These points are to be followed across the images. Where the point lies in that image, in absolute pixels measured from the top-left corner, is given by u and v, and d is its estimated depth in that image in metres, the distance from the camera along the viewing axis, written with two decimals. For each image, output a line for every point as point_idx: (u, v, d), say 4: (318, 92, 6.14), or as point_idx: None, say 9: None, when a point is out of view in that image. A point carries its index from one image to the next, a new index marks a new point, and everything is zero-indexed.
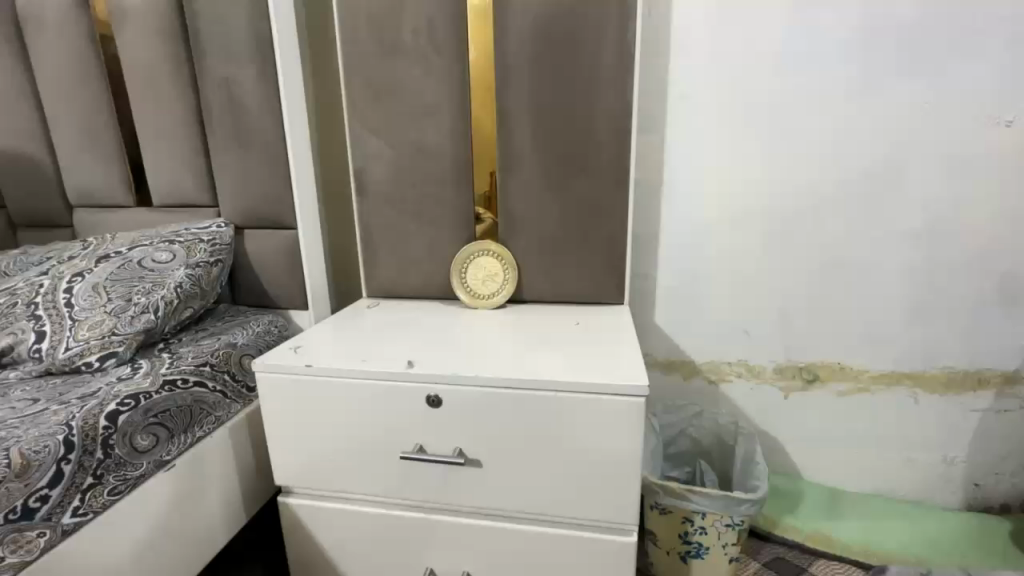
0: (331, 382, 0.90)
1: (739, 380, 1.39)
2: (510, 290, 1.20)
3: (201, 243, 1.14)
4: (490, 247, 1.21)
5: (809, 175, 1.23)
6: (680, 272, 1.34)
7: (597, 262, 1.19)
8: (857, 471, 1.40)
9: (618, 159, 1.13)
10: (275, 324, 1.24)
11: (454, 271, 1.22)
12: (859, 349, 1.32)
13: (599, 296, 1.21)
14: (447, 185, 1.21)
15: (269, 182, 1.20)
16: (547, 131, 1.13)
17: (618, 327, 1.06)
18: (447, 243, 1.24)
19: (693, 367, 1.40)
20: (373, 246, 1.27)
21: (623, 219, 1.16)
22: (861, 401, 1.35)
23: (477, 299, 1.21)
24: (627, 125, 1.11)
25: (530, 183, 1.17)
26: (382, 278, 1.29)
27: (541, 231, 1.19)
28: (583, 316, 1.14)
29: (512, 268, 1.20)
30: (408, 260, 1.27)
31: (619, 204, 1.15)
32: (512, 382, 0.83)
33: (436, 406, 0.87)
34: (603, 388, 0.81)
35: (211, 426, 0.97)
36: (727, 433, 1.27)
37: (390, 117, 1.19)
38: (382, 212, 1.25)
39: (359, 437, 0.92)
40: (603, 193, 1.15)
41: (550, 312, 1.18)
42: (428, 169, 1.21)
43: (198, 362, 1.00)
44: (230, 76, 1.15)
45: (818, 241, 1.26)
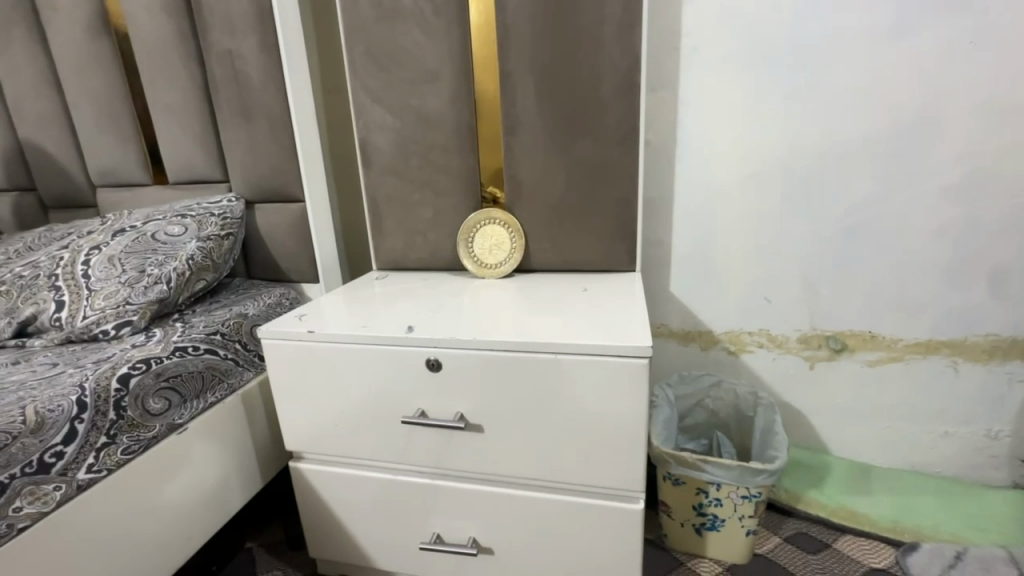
0: (333, 348, 0.90)
1: (760, 350, 1.33)
2: (517, 258, 1.18)
3: (212, 217, 1.16)
4: (497, 216, 1.18)
5: (836, 129, 1.14)
6: (695, 238, 1.28)
7: (607, 227, 1.15)
8: (888, 445, 1.32)
9: (627, 117, 1.07)
10: (287, 297, 1.26)
11: (460, 240, 1.20)
12: (891, 316, 1.23)
13: (608, 263, 1.17)
14: (451, 152, 1.19)
15: (275, 156, 1.21)
16: (551, 90, 1.08)
17: (626, 292, 1.03)
18: (453, 212, 1.23)
19: (711, 337, 1.34)
20: (380, 218, 1.27)
21: (633, 182, 1.11)
22: (893, 372, 1.27)
23: (484, 269, 1.20)
24: (635, 80, 1.05)
25: (535, 146, 1.13)
26: (390, 250, 1.29)
27: (547, 196, 1.15)
28: (591, 283, 1.10)
29: (518, 235, 1.18)
30: (415, 231, 1.26)
31: (628, 165, 1.10)
32: (510, 345, 0.81)
33: (436, 370, 0.86)
34: (605, 349, 0.78)
35: (223, 392, 0.99)
36: (745, 404, 1.21)
37: (392, 84, 1.16)
38: (388, 182, 1.24)
39: (363, 403, 0.92)
40: (612, 154, 1.10)
41: (558, 279, 1.15)
42: (432, 137, 1.18)
43: (210, 331, 1.02)
44: (233, 49, 1.15)
45: (846, 201, 1.18)
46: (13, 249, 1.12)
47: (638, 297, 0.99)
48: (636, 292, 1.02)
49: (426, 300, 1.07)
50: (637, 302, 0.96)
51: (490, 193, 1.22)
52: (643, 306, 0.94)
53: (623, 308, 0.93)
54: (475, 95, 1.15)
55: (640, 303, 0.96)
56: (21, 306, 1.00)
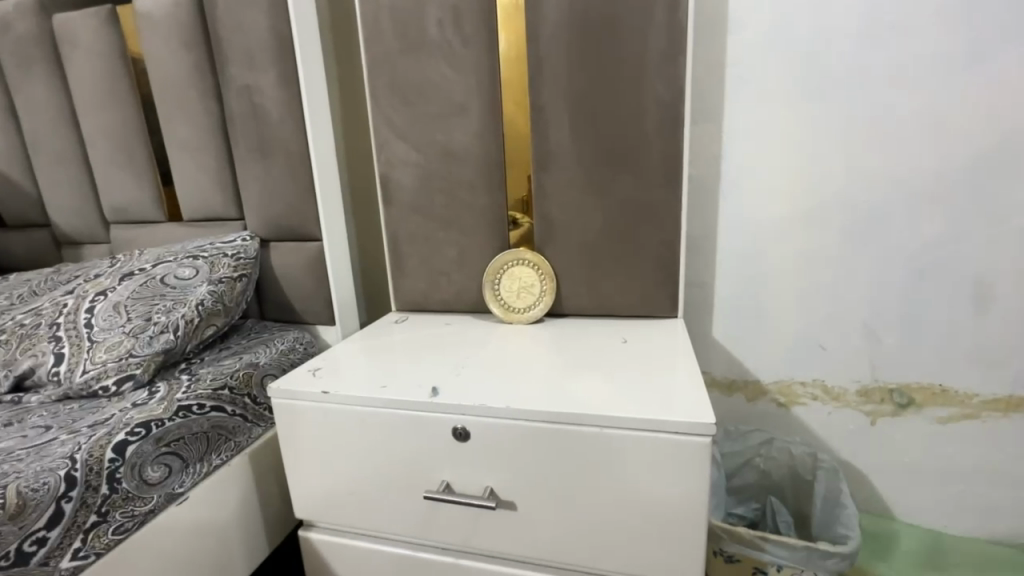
0: (349, 411, 0.82)
1: (814, 403, 1.20)
2: (547, 304, 1.10)
3: (225, 258, 1.11)
4: (526, 258, 1.10)
5: (900, 163, 1.04)
6: (741, 280, 1.18)
7: (646, 270, 1.06)
8: (964, 511, 1.17)
9: (669, 153, 0.99)
10: (301, 341, 1.18)
11: (486, 282, 1.13)
12: (965, 369, 1.10)
13: (647, 309, 1.08)
14: (477, 190, 1.11)
15: (293, 194, 1.15)
16: (587, 123, 1.01)
17: (672, 346, 0.93)
18: (478, 252, 1.15)
19: (759, 388, 1.23)
20: (400, 258, 1.20)
21: (674, 223, 1.03)
22: (968, 431, 1.13)
23: (512, 313, 1.12)
24: (679, 114, 0.97)
25: (567, 184, 1.05)
26: (411, 292, 1.21)
27: (581, 237, 1.07)
28: (630, 333, 1.00)
29: (549, 279, 1.10)
30: (438, 272, 1.18)
31: (669, 205, 1.02)
32: (548, 417, 0.72)
33: (463, 440, 0.77)
34: (660, 425, 0.68)
35: (228, 453, 0.92)
36: (802, 466, 1.08)
37: (416, 118, 1.10)
38: (409, 220, 1.17)
39: (381, 472, 0.83)
40: (653, 192, 1.02)
41: (593, 327, 1.06)
42: (457, 176, 1.11)
43: (217, 384, 0.94)
44: (252, 84, 1.10)
45: (913, 240, 1.07)
46: (18, 293, 1.06)
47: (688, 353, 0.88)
48: (683, 346, 0.92)
49: (450, 352, 0.98)
50: (688, 360, 0.86)
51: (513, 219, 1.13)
52: (696, 365, 0.84)
53: (673, 369, 0.83)
54: (502, 129, 1.08)
55: (690, 361, 0.86)
56: (19, 358, 0.93)
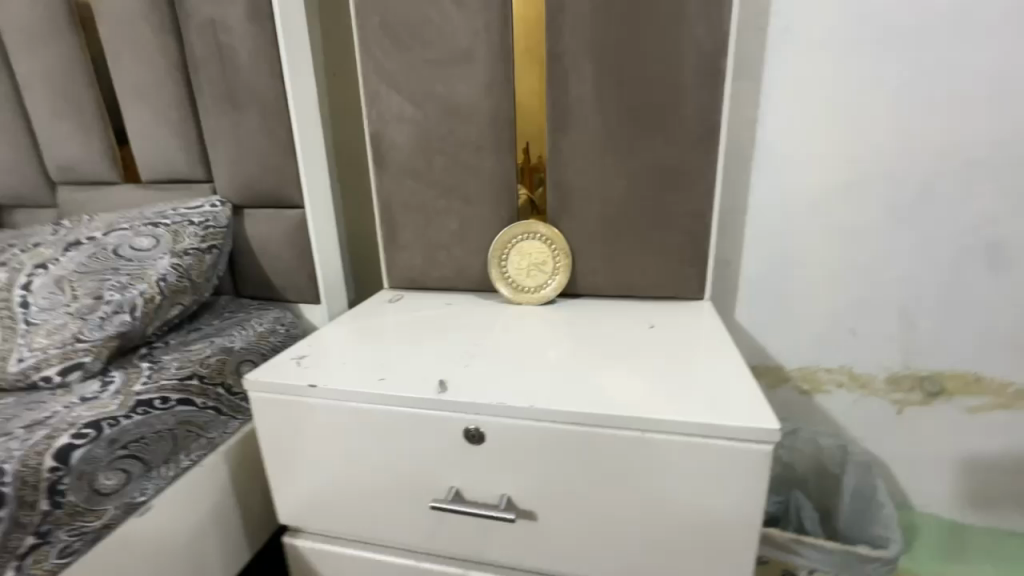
0: (341, 407, 0.70)
1: (838, 390, 1.13)
2: (560, 283, 0.99)
3: (191, 226, 0.96)
4: (540, 231, 0.98)
5: (958, 131, 0.94)
6: (770, 258, 1.08)
7: (675, 246, 0.94)
8: (985, 502, 1.13)
9: (707, 112, 0.87)
10: (282, 321, 1.05)
11: (493, 257, 1.01)
12: (1003, 357, 1.04)
13: (672, 290, 0.97)
14: (484, 152, 0.98)
15: (270, 153, 1.00)
16: (613, 75, 0.87)
17: (706, 334, 0.83)
18: (483, 224, 1.02)
19: (782, 374, 1.15)
20: (395, 229, 1.06)
21: (708, 195, 0.91)
22: (999, 421, 1.08)
23: (521, 292, 1.01)
24: (721, 65, 0.84)
25: (588, 147, 0.92)
26: (406, 268, 1.09)
27: (602, 207, 0.94)
28: (656, 319, 0.90)
29: (564, 255, 0.98)
30: (437, 246, 1.05)
31: (703, 174, 0.90)
32: (579, 419, 0.61)
33: (476, 442, 0.66)
34: (711, 432, 0.58)
35: (200, 452, 0.80)
36: (829, 459, 1.02)
37: (413, 65, 0.95)
38: (405, 186, 1.03)
39: (379, 475, 0.72)
40: (686, 157, 0.89)
41: (613, 310, 0.95)
42: (461, 135, 0.97)
43: (184, 374, 0.81)
44: (218, 19, 0.93)
45: (963, 218, 0.98)
46: None
47: (726, 344, 0.79)
48: (718, 335, 0.83)
49: (455, 338, 0.87)
50: (727, 351, 0.76)
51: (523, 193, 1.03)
52: (738, 357, 0.74)
53: (713, 361, 0.73)
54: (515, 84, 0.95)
55: (731, 352, 0.76)
56: None
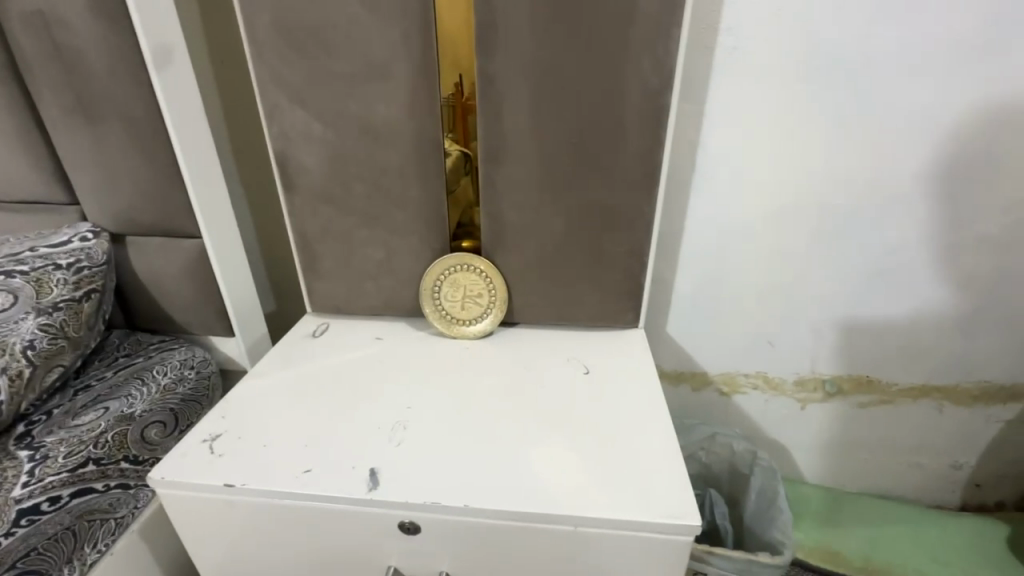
0: (266, 505, 0.66)
1: (753, 391, 1.23)
2: (496, 317, 0.95)
3: (57, 271, 0.81)
4: (474, 262, 0.92)
5: (883, 164, 0.96)
6: (702, 276, 1.10)
7: (612, 284, 0.92)
8: (861, 475, 1.32)
9: (648, 153, 0.81)
10: (191, 362, 0.95)
11: (424, 291, 0.95)
12: (893, 363, 1.16)
13: (607, 322, 0.97)
14: (409, 180, 0.88)
15: (153, 178, 0.85)
16: (552, 108, 0.79)
17: (639, 381, 0.85)
18: (412, 255, 0.94)
19: (705, 378, 1.22)
20: (313, 257, 0.96)
21: (645, 235, 0.88)
22: (881, 413, 1.23)
23: (456, 326, 0.96)
24: (666, 104, 0.78)
25: (524, 183, 0.85)
26: (330, 296, 1.00)
27: (539, 244, 0.89)
28: (591, 358, 0.91)
29: (499, 288, 0.93)
30: (363, 276, 0.97)
31: (641, 215, 0.86)
32: (516, 516, 0.64)
33: (413, 532, 0.66)
34: (636, 526, 0.63)
35: (109, 539, 0.73)
36: (741, 461, 1.12)
37: (318, 78, 0.81)
38: (321, 213, 0.92)
39: (312, 557, 0.70)
40: (626, 199, 0.85)
41: (549, 346, 0.94)
42: (382, 161, 0.86)
43: (74, 463, 0.74)
44: (56, 11, 0.73)
45: (876, 245, 1.03)
46: None
47: (657, 395, 0.82)
48: (650, 380, 0.85)
49: (386, 393, 0.82)
50: (658, 406, 0.79)
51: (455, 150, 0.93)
52: (668, 415, 0.78)
53: (644, 425, 0.76)
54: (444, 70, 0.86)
55: (661, 408, 0.79)
56: None
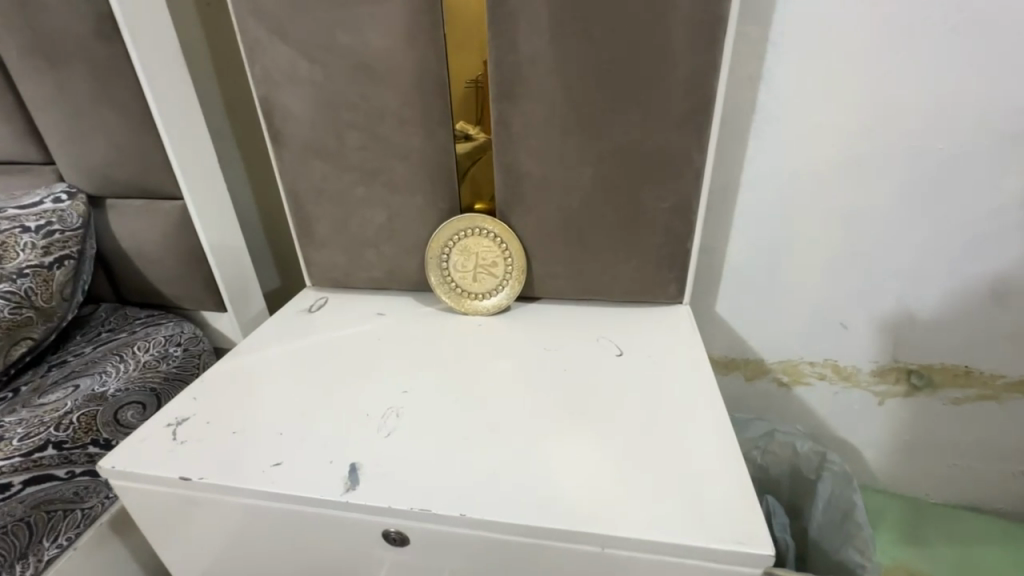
0: (230, 503, 0.56)
1: (819, 382, 1.04)
2: (514, 289, 0.81)
3: (25, 234, 0.74)
4: (488, 226, 0.79)
5: (1003, 96, 0.76)
6: (760, 244, 0.92)
7: (651, 249, 0.77)
8: (953, 484, 1.11)
9: (700, 82, 0.65)
10: (178, 338, 0.87)
11: (430, 261, 0.82)
12: (1001, 350, 0.95)
13: (646, 296, 0.81)
14: (410, 126, 0.74)
15: (127, 129, 0.75)
16: (578, 27, 0.64)
17: (686, 367, 0.69)
18: (416, 217, 0.81)
19: (762, 366, 1.04)
20: (307, 222, 0.85)
21: (694, 188, 0.72)
22: (982, 412, 1.01)
23: (468, 301, 0.83)
24: (723, 15, 0.62)
25: (545, 126, 0.70)
26: (328, 268, 0.89)
27: (563, 201, 0.75)
28: (626, 339, 0.76)
29: (517, 256, 0.80)
30: (362, 243, 0.85)
31: (689, 162, 0.70)
32: (526, 530, 0.50)
33: (401, 544, 0.54)
34: (680, 550, 0.49)
35: (72, 532, 0.65)
36: (805, 464, 0.95)
37: (301, 4, 0.68)
38: (312, 170, 0.80)
39: (289, 566, 0.60)
40: (670, 142, 0.69)
41: (576, 323, 0.80)
42: (378, 103, 0.73)
43: (31, 446, 0.66)
44: None
45: (986, 202, 0.83)
46: None
47: (710, 385, 0.66)
48: (700, 367, 0.69)
49: (383, 375, 0.70)
50: (712, 399, 0.64)
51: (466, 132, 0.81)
52: (724, 411, 0.62)
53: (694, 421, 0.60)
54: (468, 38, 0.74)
55: (716, 401, 0.63)
56: None
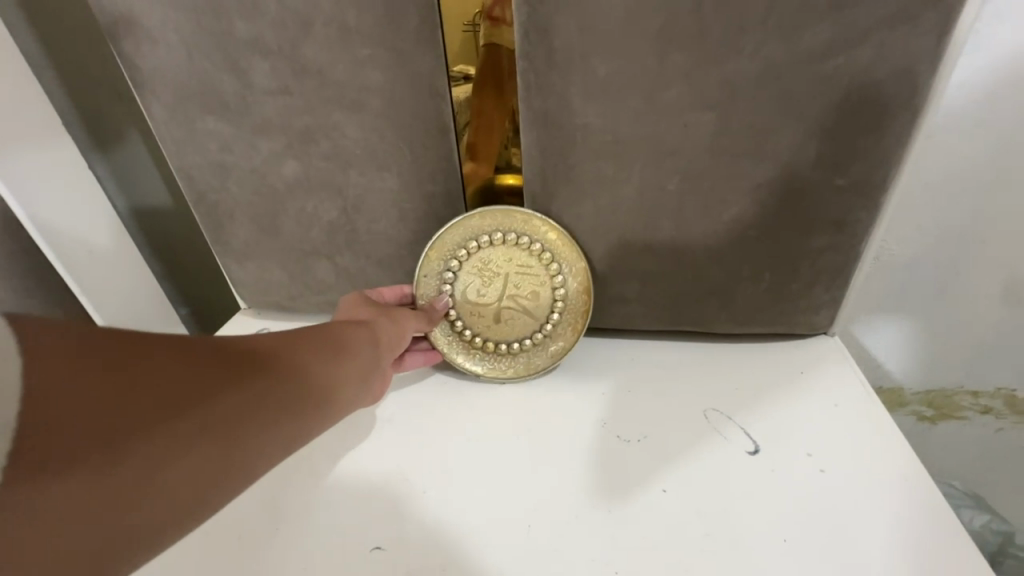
0: None
1: (982, 418, 0.70)
2: (565, 341, 0.48)
3: None
4: (533, 231, 0.46)
5: None
6: (936, 231, 0.58)
7: (799, 254, 0.43)
8: None
9: None
10: None
11: (430, 274, 0.48)
12: None
13: (776, 327, 0.48)
14: (362, 45, 0.40)
15: None
16: None
17: (895, 513, 0.37)
18: (386, 207, 0.48)
19: (901, 397, 0.71)
20: (209, 217, 0.51)
21: (900, 144, 0.38)
22: None
23: (482, 353, 0.48)
24: None
25: (620, 31, 0.36)
26: (259, 290, 0.56)
27: (649, 175, 0.41)
28: (767, 421, 0.44)
29: (580, 282, 0.47)
30: (305, 251, 0.52)
31: (905, 94, 0.36)
32: None
33: None
34: None
35: None
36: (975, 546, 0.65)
37: None
38: (201, 131, 0.46)
39: None
40: (874, 55, 0.34)
41: (661, 378, 0.48)
42: (298, 0, 0.39)
43: None
44: None
45: None
46: None
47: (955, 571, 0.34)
48: (917, 504, 0.38)
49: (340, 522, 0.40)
50: None
51: (467, 73, 0.48)
52: None
53: None
54: None
55: None
56: None
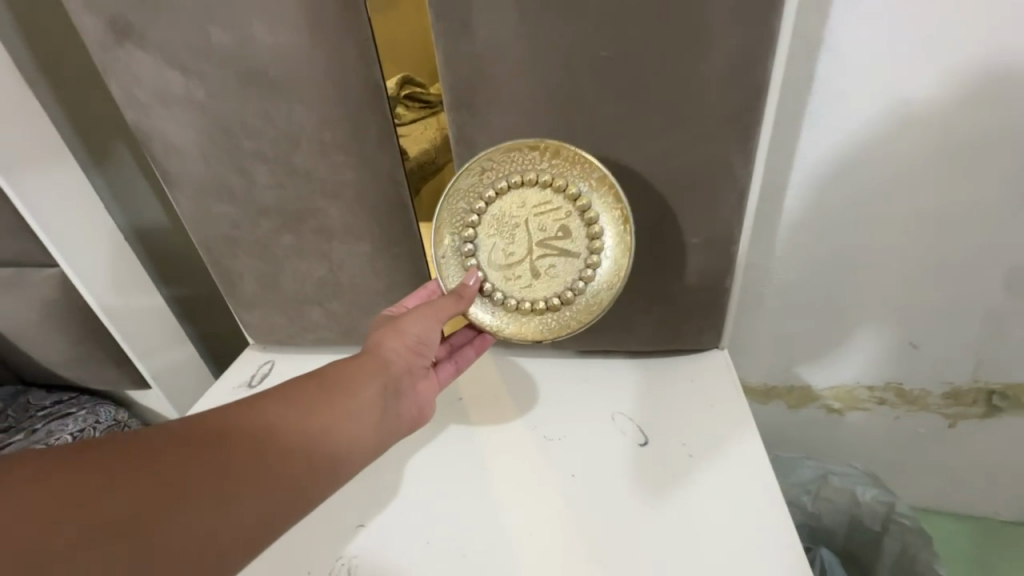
0: None
1: (879, 408, 0.83)
2: (618, 261, 0.52)
3: None
4: (536, 165, 0.51)
5: None
6: (812, 260, 0.71)
7: (677, 292, 0.57)
8: None
9: (744, 70, 0.44)
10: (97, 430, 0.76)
11: (458, 256, 0.54)
12: None
13: (672, 346, 0.62)
14: (338, 153, 0.54)
15: None
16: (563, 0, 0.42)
17: (734, 481, 0.51)
18: (363, 265, 0.61)
19: (808, 393, 0.84)
20: (224, 278, 0.65)
21: (734, 213, 0.51)
22: None
23: (536, 310, 0.54)
24: None
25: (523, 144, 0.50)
26: (265, 331, 0.69)
27: None
28: (655, 419, 0.58)
29: (603, 194, 0.51)
30: (300, 300, 0.65)
31: (731, 182, 0.49)
32: None
33: None
34: None
35: None
36: (866, 516, 0.78)
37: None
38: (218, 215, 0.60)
39: None
40: (701, 157, 0.48)
41: (583, 390, 0.61)
42: (289, 126, 0.53)
43: None
44: None
45: None
46: None
47: (766, 520, 0.48)
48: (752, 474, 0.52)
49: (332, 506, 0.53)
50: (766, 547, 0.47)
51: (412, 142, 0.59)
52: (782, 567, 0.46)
53: None
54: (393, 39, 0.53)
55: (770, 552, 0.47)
56: None
